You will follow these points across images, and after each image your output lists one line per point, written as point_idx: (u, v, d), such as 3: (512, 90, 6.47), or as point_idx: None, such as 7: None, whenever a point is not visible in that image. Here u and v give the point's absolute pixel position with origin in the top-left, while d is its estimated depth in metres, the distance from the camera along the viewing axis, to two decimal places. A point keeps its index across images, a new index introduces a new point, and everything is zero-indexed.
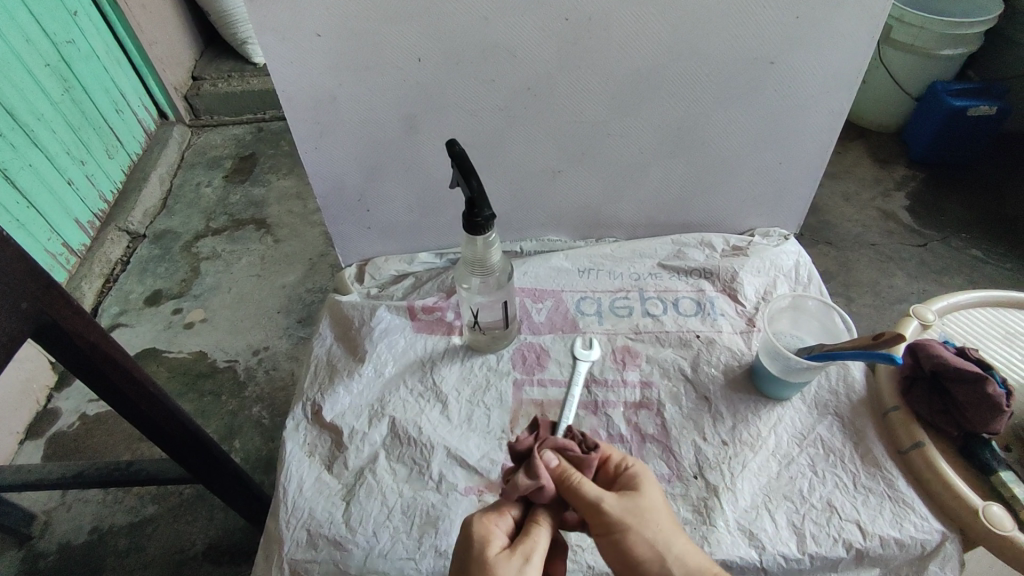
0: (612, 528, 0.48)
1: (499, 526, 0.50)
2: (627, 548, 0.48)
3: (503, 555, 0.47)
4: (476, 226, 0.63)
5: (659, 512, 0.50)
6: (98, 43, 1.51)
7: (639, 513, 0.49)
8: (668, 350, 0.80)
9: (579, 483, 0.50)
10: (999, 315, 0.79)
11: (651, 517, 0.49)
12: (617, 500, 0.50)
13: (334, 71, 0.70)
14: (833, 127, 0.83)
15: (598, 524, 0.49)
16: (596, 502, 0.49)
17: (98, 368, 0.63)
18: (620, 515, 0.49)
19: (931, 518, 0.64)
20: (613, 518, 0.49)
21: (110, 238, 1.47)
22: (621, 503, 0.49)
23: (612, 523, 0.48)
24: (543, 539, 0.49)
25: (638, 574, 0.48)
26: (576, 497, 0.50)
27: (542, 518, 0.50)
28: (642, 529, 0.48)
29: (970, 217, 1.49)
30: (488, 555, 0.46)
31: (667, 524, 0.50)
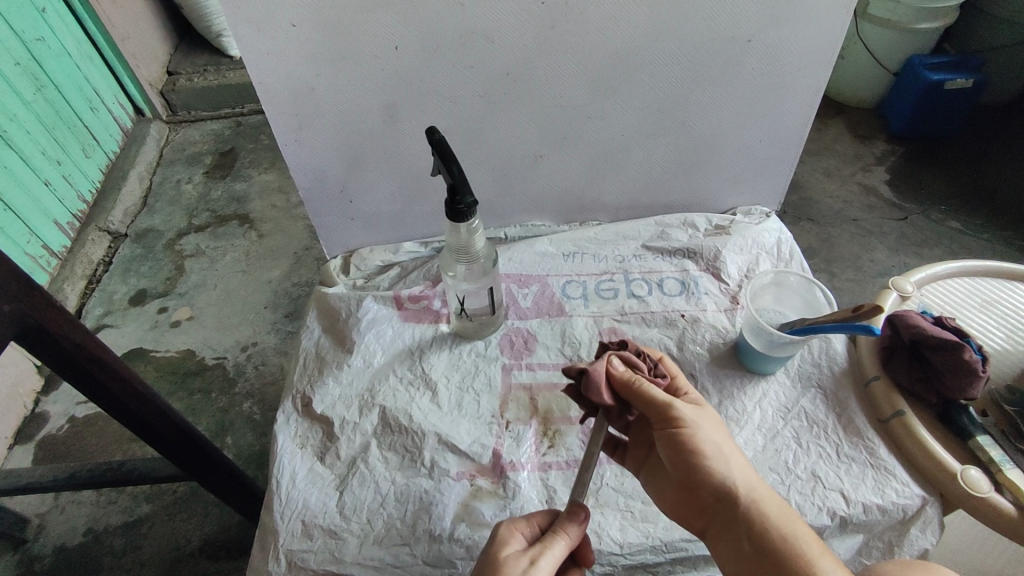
0: (677, 424, 0.54)
1: (524, 533, 0.54)
2: (691, 444, 0.54)
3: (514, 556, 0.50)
4: (459, 212, 0.63)
5: (720, 427, 0.57)
6: (69, 39, 1.47)
7: (704, 422, 0.56)
8: (654, 330, 0.81)
9: (649, 387, 0.56)
10: (975, 284, 0.81)
11: (713, 426, 0.56)
12: (686, 407, 0.56)
13: (311, 61, 0.69)
14: (811, 103, 0.83)
15: (667, 421, 0.55)
16: (667, 404, 0.55)
17: (86, 369, 0.63)
18: (688, 418, 0.55)
19: (911, 484, 0.66)
20: (681, 417, 0.55)
21: (91, 238, 1.45)
22: (690, 410, 0.56)
23: (681, 421, 0.54)
24: (557, 550, 0.52)
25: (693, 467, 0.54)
26: (646, 398, 0.56)
27: (563, 531, 0.53)
28: (706, 432, 0.55)
29: (948, 190, 1.51)
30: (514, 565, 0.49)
31: (728, 441, 0.56)
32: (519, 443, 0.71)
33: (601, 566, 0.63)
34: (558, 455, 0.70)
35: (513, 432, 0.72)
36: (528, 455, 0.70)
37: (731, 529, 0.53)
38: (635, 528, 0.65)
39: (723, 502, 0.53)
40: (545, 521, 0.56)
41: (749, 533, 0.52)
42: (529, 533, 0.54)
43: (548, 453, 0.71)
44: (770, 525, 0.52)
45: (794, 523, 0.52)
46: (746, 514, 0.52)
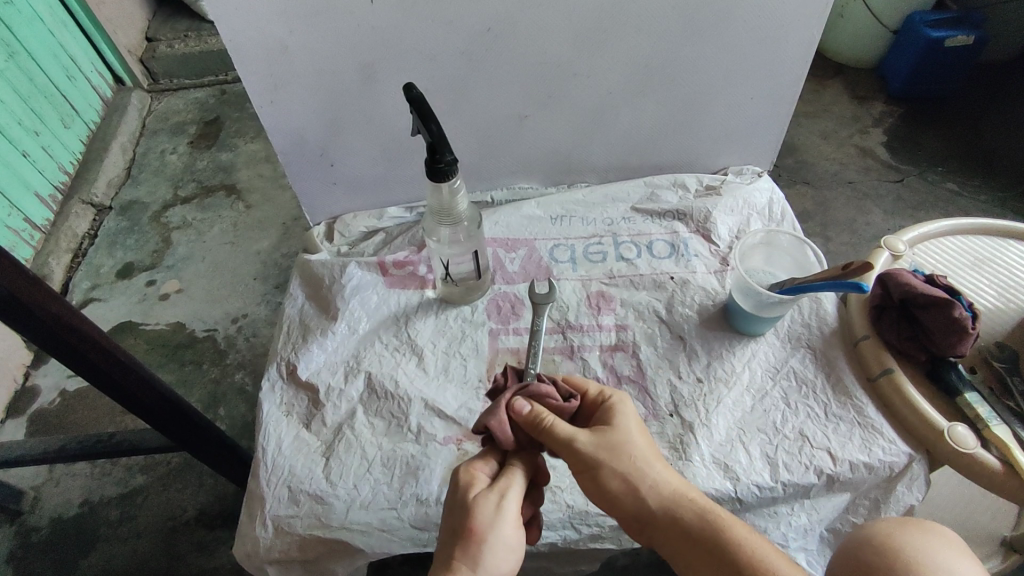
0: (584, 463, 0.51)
1: (484, 472, 0.51)
2: (601, 480, 0.50)
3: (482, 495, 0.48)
4: (439, 172, 0.61)
5: (635, 440, 0.52)
6: (41, 4, 1.42)
7: (610, 450, 0.51)
8: (643, 293, 0.79)
9: (550, 424, 0.51)
10: (969, 242, 0.80)
11: (625, 451, 0.51)
12: (590, 438, 0.51)
13: (283, 17, 0.66)
14: (805, 58, 0.81)
15: (575, 461, 0.51)
16: (569, 442, 0.51)
17: (64, 341, 0.62)
18: (593, 453, 0.51)
19: (898, 441, 0.66)
20: (584, 455, 0.50)
21: (74, 211, 1.42)
22: (593, 441, 0.51)
23: (585, 462, 0.50)
24: (520, 481, 0.50)
25: (613, 502, 0.51)
26: (549, 439, 0.51)
27: (519, 462, 0.51)
28: (615, 464, 0.50)
29: (946, 151, 1.49)
30: (492, 514, 0.47)
31: (643, 454, 0.51)
32: None
33: (589, 527, 0.63)
34: None
35: None
36: None
37: (669, 551, 0.50)
38: None
39: (651, 527, 0.50)
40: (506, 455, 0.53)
41: (684, 549, 0.48)
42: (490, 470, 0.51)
43: None
44: (701, 538, 0.48)
45: (730, 527, 0.48)
46: (677, 531, 0.49)
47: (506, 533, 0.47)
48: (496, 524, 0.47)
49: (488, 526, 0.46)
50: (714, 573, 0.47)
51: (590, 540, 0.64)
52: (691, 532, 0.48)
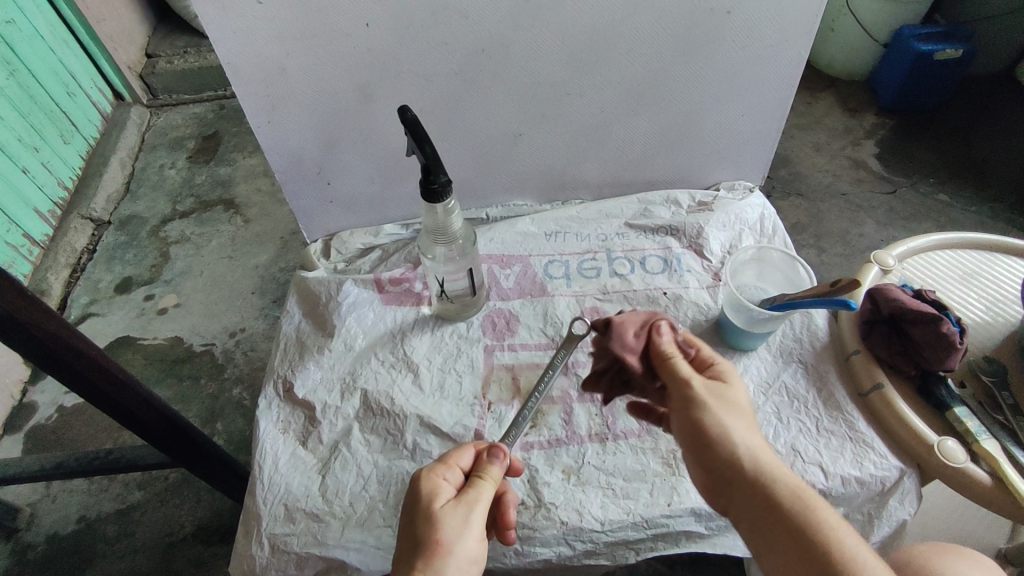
0: (694, 402, 0.52)
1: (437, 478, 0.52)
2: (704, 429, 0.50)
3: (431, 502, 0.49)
4: (434, 192, 0.62)
5: (742, 399, 0.53)
6: (42, 22, 1.43)
7: (721, 399, 0.52)
8: (637, 309, 0.80)
9: (672, 358, 0.55)
10: (957, 257, 0.80)
11: (730, 406, 0.52)
12: (704, 383, 0.53)
13: (280, 40, 0.67)
14: (794, 76, 0.82)
15: (680, 397, 0.53)
16: (683, 378, 0.53)
17: (63, 359, 0.62)
18: (704, 395, 0.52)
19: (890, 456, 0.66)
20: (695, 394, 0.52)
21: (73, 226, 1.43)
22: (706, 386, 0.53)
23: (694, 398, 0.52)
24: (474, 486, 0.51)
25: (707, 447, 0.50)
26: (668, 371, 0.55)
27: (456, 464, 0.53)
28: (720, 411, 0.51)
29: (937, 162, 1.50)
30: (429, 505, 0.48)
31: (743, 416, 0.52)
32: (501, 423, 0.71)
33: (584, 543, 0.64)
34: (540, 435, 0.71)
35: (495, 413, 0.72)
36: (510, 435, 0.71)
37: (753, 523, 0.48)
38: (617, 505, 0.65)
39: (736, 482, 0.49)
40: (468, 462, 0.54)
41: (763, 515, 0.48)
42: (453, 476, 0.52)
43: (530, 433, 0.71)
44: (783, 505, 0.47)
45: (816, 506, 0.47)
46: (764, 497, 0.48)
47: (443, 522, 0.47)
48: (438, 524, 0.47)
49: (422, 514, 0.48)
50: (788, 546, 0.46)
51: (584, 556, 0.64)
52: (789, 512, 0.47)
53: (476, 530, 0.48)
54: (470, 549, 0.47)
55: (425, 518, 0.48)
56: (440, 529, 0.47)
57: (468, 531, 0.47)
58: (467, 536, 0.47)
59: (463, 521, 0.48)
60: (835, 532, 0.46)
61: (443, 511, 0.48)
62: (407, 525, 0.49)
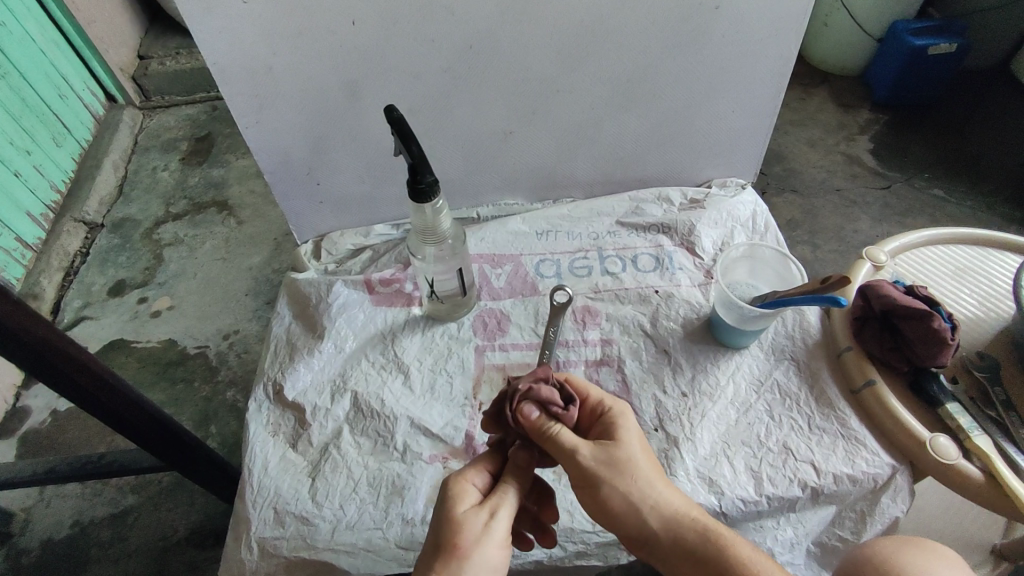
0: (591, 479, 0.50)
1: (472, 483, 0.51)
2: (608, 503, 0.50)
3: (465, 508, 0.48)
4: (421, 192, 0.62)
5: (634, 453, 0.51)
6: (33, 24, 1.42)
7: (614, 465, 0.50)
8: (628, 307, 0.80)
9: (556, 434, 0.51)
10: (949, 252, 0.80)
11: (625, 471, 0.50)
12: (593, 452, 0.50)
13: (267, 39, 0.67)
14: (784, 71, 0.82)
15: (577, 475, 0.51)
16: (572, 455, 0.50)
17: (51, 364, 0.62)
18: (596, 468, 0.50)
19: (881, 452, 0.66)
20: (588, 472, 0.50)
21: (66, 229, 1.42)
22: (596, 455, 0.50)
23: (589, 476, 0.50)
24: (506, 494, 0.49)
25: (616, 518, 0.50)
26: (554, 448, 0.51)
27: (483, 470, 0.52)
28: (616, 482, 0.50)
29: (932, 157, 1.50)
30: (453, 509, 0.47)
31: (643, 472, 0.50)
32: None
33: (575, 543, 0.64)
34: None
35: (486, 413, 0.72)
36: None
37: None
38: None
39: (650, 544, 0.49)
40: (494, 469, 0.53)
41: (682, 567, 0.49)
42: (479, 482, 0.51)
43: None
44: (699, 555, 0.48)
45: (731, 547, 0.48)
46: (682, 553, 0.48)
47: (464, 525, 0.46)
48: (464, 529, 0.46)
49: (447, 517, 0.47)
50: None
51: (575, 557, 0.64)
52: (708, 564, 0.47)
53: (497, 536, 0.47)
54: (490, 556, 0.46)
55: (446, 522, 0.47)
56: (460, 532, 0.46)
57: (488, 536, 0.46)
58: (487, 541, 0.46)
59: (486, 526, 0.47)
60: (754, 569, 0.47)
61: (465, 515, 0.47)
62: (431, 530, 0.48)
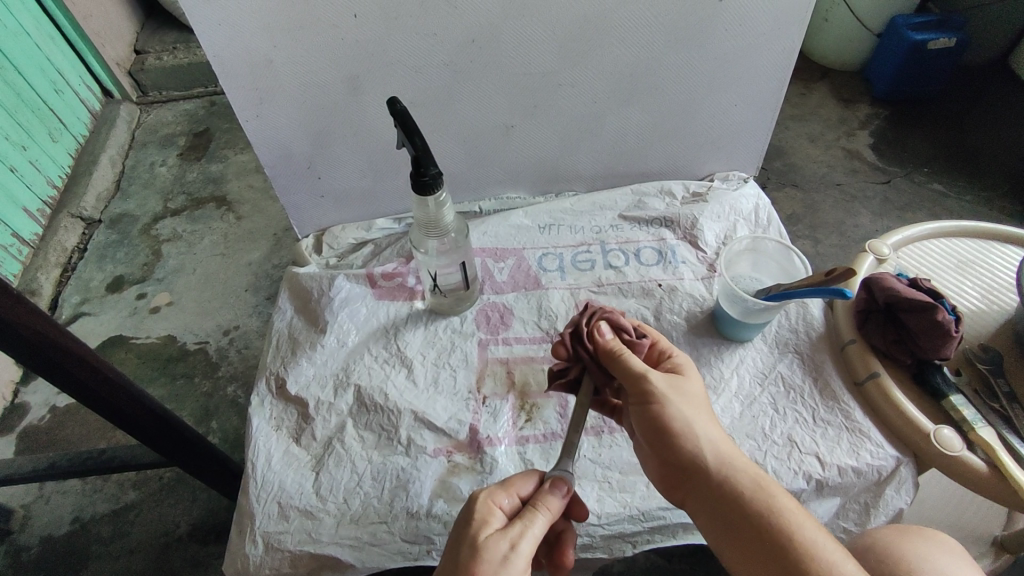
0: (654, 396, 0.52)
1: (501, 506, 0.50)
2: (665, 422, 0.51)
3: (490, 535, 0.47)
4: (425, 185, 0.61)
5: (696, 394, 0.53)
6: (28, 19, 1.41)
7: (678, 391, 0.53)
8: (631, 301, 0.80)
9: (625, 355, 0.54)
10: (952, 245, 0.80)
11: (690, 398, 0.52)
12: (661, 376, 0.53)
13: (268, 32, 0.66)
14: (787, 64, 0.81)
15: (639, 392, 0.53)
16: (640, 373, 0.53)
17: (51, 360, 0.61)
18: (662, 388, 0.52)
19: (886, 445, 0.66)
20: (654, 388, 0.52)
21: (63, 225, 1.41)
22: (665, 380, 0.53)
23: (652, 392, 0.52)
24: (536, 525, 0.48)
25: (670, 442, 0.51)
26: (620, 366, 0.54)
27: (512, 492, 0.51)
28: (679, 404, 0.52)
29: (932, 152, 1.50)
30: (476, 535, 0.47)
31: (702, 409, 0.52)
32: (496, 417, 0.71)
33: (580, 536, 0.64)
34: (536, 428, 0.70)
35: (490, 407, 0.72)
36: (505, 429, 0.70)
37: (716, 515, 0.49)
38: (613, 499, 0.65)
39: (696, 477, 0.50)
40: (527, 490, 0.52)
41: (723, 508, 0.48)
42: (508, 504, 0.50)
43: (525, 426, 0.70)
44: (744, 499, 0.48)
45: (776, 495, 0.48)
46: (727, 490, 0.49)
47: (484, 551, 0.45)
48: (487, 558, 0.45)
49: (470, 541, 0.46)
50: (743, 538, 0.47)
51: (581, 549, 0.64)
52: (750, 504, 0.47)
53: (518, 565, 0.45)
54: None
55: (468, 544, 0.46)
56: (480, 561, 0.45)
57: (509, 567, 0.45)
58: (506, 571, 0.44)
59: (505, 556, 0.45)
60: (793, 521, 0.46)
61: (488, 540, 0.46)
62: (456, 548, 0.47)
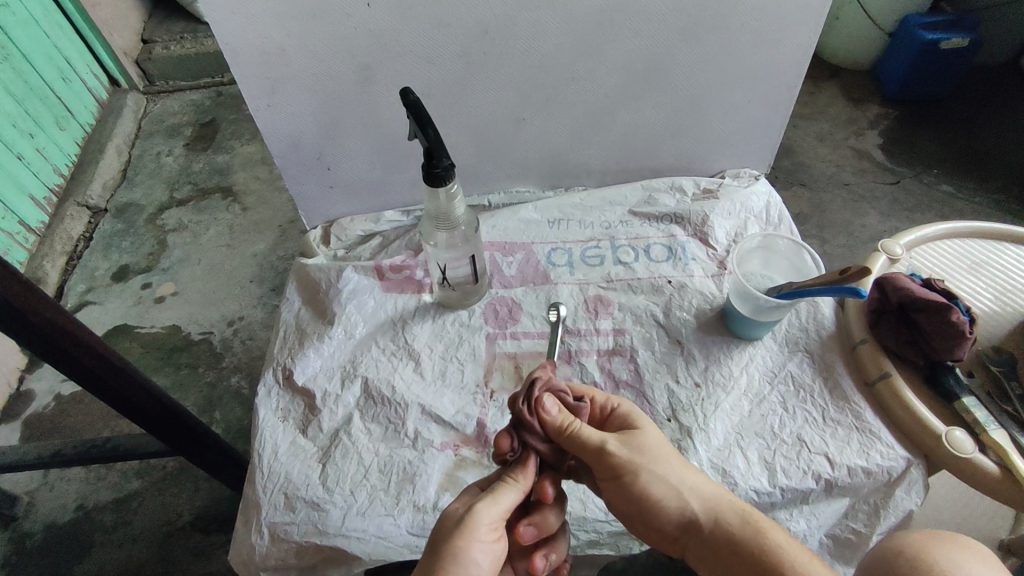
0: (622, 472, 0.51)
1: (475, 482, 0.52)
2: (642, 490, 0.51)
3: (458, 503, 0.49)
4: (436, 176, 0.61)
5: (660, 449, 0.53)
6: (35, 5, 1.40)
7: (641, 452, 0.52)
8: (641, 297, 0.79)
9: (577, 431, 0.51)
10: (966, 246, 0.79)
11: (650, 453, 0.52)
12: (618, 442, 0.52)
13: (280, 20, 0.66)
14: (802, 61, 0.81)
15: (605, 468, 0.52)
16: (598, 450, 0.51)
17: (59, 347, 0.61)
18: (627, 459, 0.51)
19: (897, 446, 0.66)
20: (621, 463, 0.51)
21: (69, 213, 1.41)
22: (623, 446, 0.52)
23: (622, 466, 0.51)
24: (501, 488, 0.49)
25: (650, 507, 0.52)
26: (578, 445, 0.52)
27: (487, 469, 0.53)
28: (648, 469, 0.51)
29: (942, 153, 1.49)
30: (448, 504, 0.49)
31: (671, 462, 0.53)
32: (503, 412, 0.71)
33: (586, 533, 0.63)
34: None
35: (498, 402, 0.71)
36: None
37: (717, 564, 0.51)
38: None
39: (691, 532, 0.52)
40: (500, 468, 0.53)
41: (722, 557, 0.51)
42: (481, 480, 0.52)
43: None
44: (742, 543, 0.50)
45: (764, 531, 0.50)
46: (718, 540, 0.51)
47: (448, 514, 0.48)
48: (459, 526, 0.47)
49: (443, 511, 0.49)
50: None
51: (587, 546, 0.64)
52: (743, 548, 0.50)
53: (481, 524, 0.47)
54: (468, 540, 0.46)
55: (439, 516, 0.49)
56: (446, 525, 0.47)
57: (468, 529, 0.47)
58: (469, 529, 0.46)
59: (469, 519, 0.47)
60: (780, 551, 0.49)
61: (456, 511, 0.49)
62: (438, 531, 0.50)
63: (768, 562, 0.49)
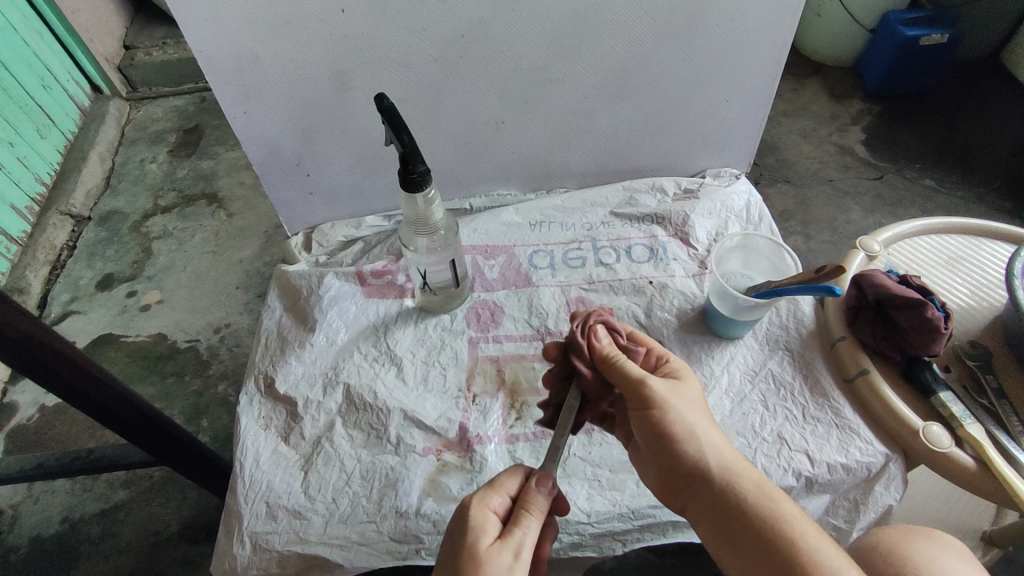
0: (652, 403, 0.52)
1: (495, 507, 0.49)
2: (665, 426, 0.51)
3: (494, 546, 0.46)
4: (413, 182, 0.61)
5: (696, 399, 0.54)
6: (13, 12, 1.39)
7: (678, 394, 0.53)
8: (622, 298, 0.80)
9: (619, 361, 0.55)
10: (943, 242, 0.80)
11: (687, 398, 0.53)
12: (659, 381, 0.54)
13: (254, 27, 0.66)
14: (778, 61, 0.81)
15: (637, 399, 0.53)
16: (635, 379, 0.53)
17: (37, 360, 0.60)
18: (661, 395, 0.52)
19: (875, 442, 0.66)
20: (653, 395, 0.52)
21: (52, 222, 1.40)
22: (662, 384, 0.53)
23: (653, 398, 0.52)
24: (533, 529, 0.48)
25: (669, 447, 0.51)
26: (616, 374, 0.54)
27: (502, 487, 0.51)
28: (679, 407, 0.52)
29: (924, 148, 1.50)
30: (476, 544, 0.46)
31: (702, 412, 0.53)
32: (485, 415, 0.71)
33: (569, 535, 0.64)
34: (526, 427, 0.70)
35: (480, 405, 0.71)
36: (495, 428, 0.70)
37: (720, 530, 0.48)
38: (603, 497, 0.65)
39: (702, 487, 0.50)
40: (516, 486, 0.51)
41: (730, 522, 0.48)
42: (501, 506, 0.50)
43: (515, 425, 0.70)
44: (749, 506, 0.48)
45: (777, 502, 0.48)
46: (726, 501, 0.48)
47: (487, 563, 0.45)
48: None
49: (468, 548, 0.46)
50: (750, 547, 0.46)
51: (571, 548, 0.64)
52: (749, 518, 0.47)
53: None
54: None
55: (471, 557, 0.45)
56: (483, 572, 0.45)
57: None
58: None
59: (507, 567, 0.45)
60: (791, 525, 0.46)
61: (488, 552, 0.46)
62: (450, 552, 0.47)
63: (775, 535, 0.46)
